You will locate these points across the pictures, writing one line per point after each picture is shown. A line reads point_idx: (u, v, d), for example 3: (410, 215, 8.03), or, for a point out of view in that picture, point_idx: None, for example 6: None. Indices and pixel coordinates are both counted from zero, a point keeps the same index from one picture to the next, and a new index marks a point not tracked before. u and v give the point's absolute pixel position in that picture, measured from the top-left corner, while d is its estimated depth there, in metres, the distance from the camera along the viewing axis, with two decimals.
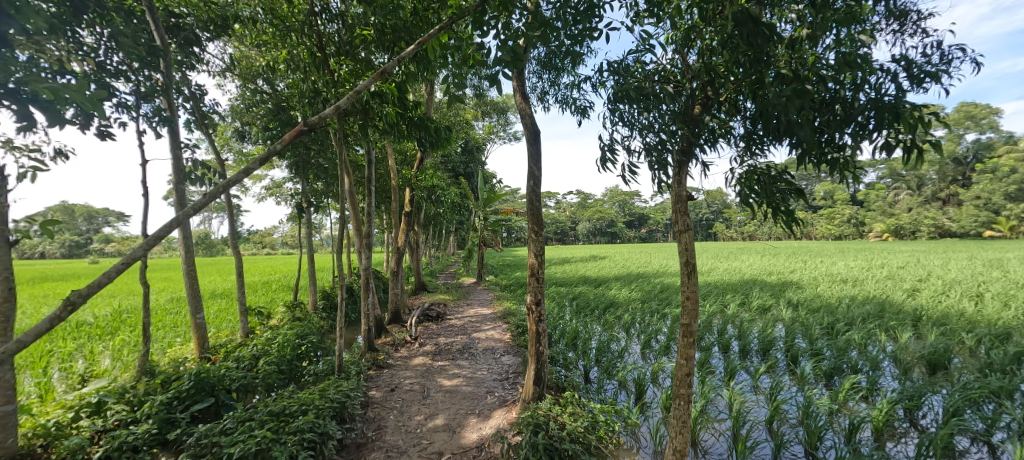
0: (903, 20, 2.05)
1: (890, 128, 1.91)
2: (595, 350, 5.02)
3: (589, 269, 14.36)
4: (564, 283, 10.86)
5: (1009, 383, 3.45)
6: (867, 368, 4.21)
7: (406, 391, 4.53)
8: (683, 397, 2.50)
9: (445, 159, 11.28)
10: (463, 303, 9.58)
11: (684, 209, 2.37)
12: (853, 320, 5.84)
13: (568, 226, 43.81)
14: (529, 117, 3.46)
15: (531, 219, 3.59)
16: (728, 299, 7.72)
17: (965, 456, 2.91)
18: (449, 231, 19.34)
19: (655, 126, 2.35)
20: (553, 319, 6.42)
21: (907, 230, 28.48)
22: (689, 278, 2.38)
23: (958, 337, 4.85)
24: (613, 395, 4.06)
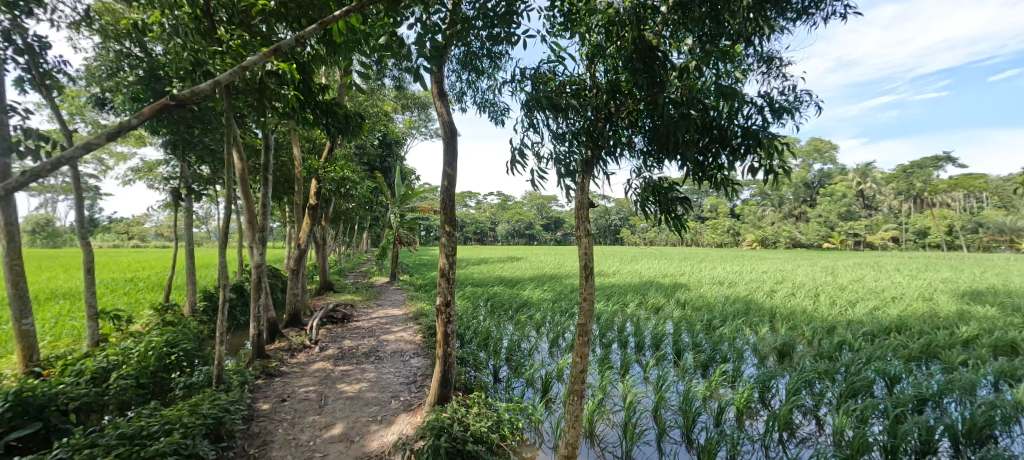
0: (770, 64, 2.41)
1: (756, 154, 2.22)
2: (506, 349, 5.10)
3: (505, 270, 14.61)
4: (480, 283, 10.91)
5: (832, 367, 4.25)
6: (734, 358, 4.88)
7: (299, 401, 4.15)
8: (577, 393, 2.64)
9: (359, 150, 10.64)
10: (373, 304, 9.10)
11: (586, 216, 2.51)
12: (727, 316, 6.74)
13: (486, 227, 44.05)
14: (445, 116, 3.39)
15: (443, 218, 3.50)
16: (629, 299, 8.39)
17: (800, 429, 3.51)
18: (361, 227, 18.28)
19: (563, 134, 2.43)
20: (466, 319, 6.39)
21: (770, 241, 33.70)
22: (587, 280, 2.52)
23: (801, 330, 5.85)
24: (520, 393, 4.16)
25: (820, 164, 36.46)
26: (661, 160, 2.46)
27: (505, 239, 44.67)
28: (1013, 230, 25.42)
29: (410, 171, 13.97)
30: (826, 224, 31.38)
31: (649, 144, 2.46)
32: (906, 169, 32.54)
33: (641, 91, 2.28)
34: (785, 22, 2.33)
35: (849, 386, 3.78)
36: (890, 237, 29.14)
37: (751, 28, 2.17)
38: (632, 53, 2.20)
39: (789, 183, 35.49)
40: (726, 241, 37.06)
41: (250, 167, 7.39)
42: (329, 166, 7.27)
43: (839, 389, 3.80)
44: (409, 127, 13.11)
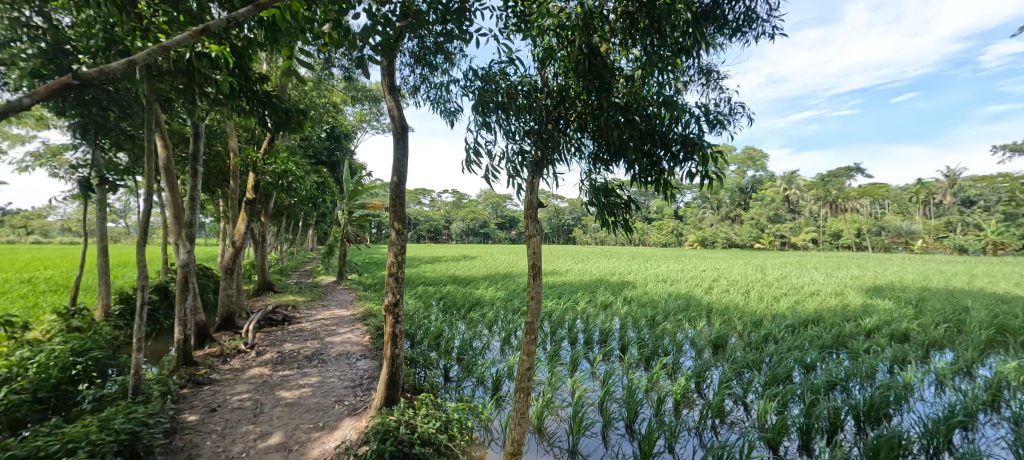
0: (708, 77, 2.57)
1: (694, 160, 2.36)
2: (457, 349, 5.06)
3: (459, 269, 14.49)
4: (433, 282, 10.74)
5: (758, 357, 4.63)
6: (674, 351, 5.17)
7: (231, 410, 3.85)
8: (524, 390, 2.67)
9: (304, 142, 10.09)
10: (318, 304, 8.66)
11: (535, 215, 2.54)
12: (669, 312, 7.12)
13: (440, 225, 43.41)
14: (396, 111, 3.29)
15: (392, 215, 3.39)
16: (579, 297, 8.62)
17: (731, 415, 3.78)
18: (307, 224, 17.36)
19: (514, 135, 2.41)
20: (417, 319, 6.25)
21: (709, 241, 36.04)
22: (535, 279, 2.56)
23: (734, 324, 6.31)
24: (470, 392, 4.14)
25: (753, 170, 39.52)
26: (608, 163, 2.54)
27: (459, 237, 44.31)
28: (908, 233, 28.99)
29: (360, 166, 13.46)
30: (757, 226, 34.06)
31: (597, 147, 2.53)
32: (824, 177, 36.09)
33: (589, 95, 2.35)
34: (722, 39, 2.49)
35: (773, 374, 4.12)
36: (810, 239, 32.17)
37: (690, 42, 2.29)
38: (580, 58, 2.24)
39: (726, 187, 38.14)
40: (670, 241, 39.15)
41: (177, 156, 6.77)
42: (269, 158, 6.82)
43: (765, 377, 4.13)
44: (360, 121, 12.63)
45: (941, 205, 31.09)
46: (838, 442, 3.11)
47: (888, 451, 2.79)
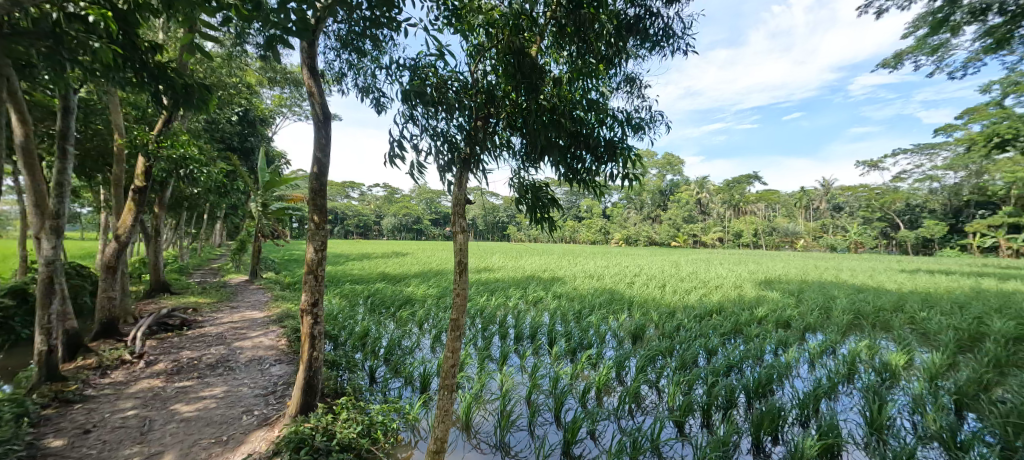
0: (632, 85, 2.73)
1: (616, 161, 2.51)
2: (384, 349, 4.87)
3: (389, 266, 13.97)
4: (360, 279, 10.22)
5: (670, 345, 5.04)
6: (597, 342, 5.44)
7: (111, 430, 3.35)
8: (448, 388, 2.66)
9: (210, 125, 9.04)
10: (225, 306, 7.82)
11: (462, 212, 2.52)
12: (595, 306, 7.50)
13: (370, 221, 41.50)
14: (317, 98, 3.05)
15: (311, 209, 3.14)
16: (511, 293, 8.74)
17: (645, 398, 4.08)
18: (215, 216, 15.62)
19: (442, 130, 2.30)
20: (341, 318, 5.93)
21: (632, 239, 38.51)
22: (461, 275, 2.54)
23: (652, 315, 6.81)
24: (397, 393, 4.01)
25: (670, 174, 42.96)
26: (536, 161, 2.57)
27: (389, 233, 42.73)
28: (794, 233, 33.45)
29: (278, 155, 12.40)
30: (673, 225, 37.11)
31: (525, 146, 2.55)
32: (729, 182, 40.31)
33: (518, 94, 2.35)
34: (644, 51, 2.66)
35: (682, 360, 4.52)
36: (717, 238, 35.76)
37: (613, 53, 2.43)
38: (510, 57, 2.22)
39: (648, 189, 41.06)
40: (598, 239, 41.20)
41: (41, 133, 5.70)
42: (164, 141, 6.02)
43: (675, 363, 4.51)
44: (278, 105, 11.62)
45: (818, 210, 36.29)
46: (733, 417, 3.50)
47: (770, 421, 3.19)
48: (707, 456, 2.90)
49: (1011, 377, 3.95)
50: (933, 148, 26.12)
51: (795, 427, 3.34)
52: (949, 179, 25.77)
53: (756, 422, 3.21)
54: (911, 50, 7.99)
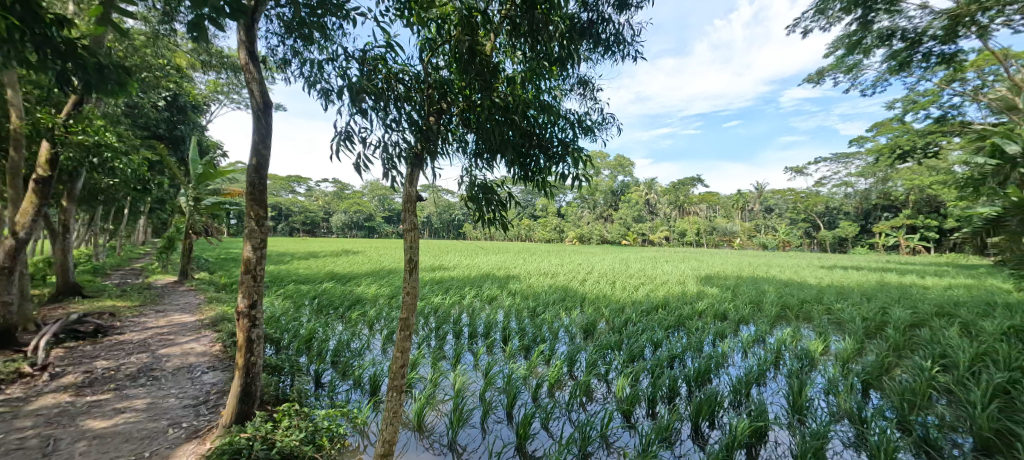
0: (585, 87, 2.80)
1: (567, 161, 2.56)
2: (332, 351, 4.66)
3: (338, 265, 13.39)
4: (306, 279, 9.71)
5: (618, 339, 5.24)
6: (550, 338, 5.54)
7: (5, 453, 2.95)
8: (397, 389, 2.61)
9: (133, 110, 8.19)
10: (150, 310, 7.13)
11: (413, 209, 2.46)
12: (549, 303, 7.63)
13: (318, 217, 39.55)
14: (255, 84, 2.83)
15: (249, 203, 2.91)
16: (466, 291, 8.69)
17: (596, 391, 4.20)
18: (141, 211, 14.22)
19: (392, 125, 2.18)
20: (284, 320, 5.60)
21: (585, 237, 39.61)
22: (411, 274, 2.49)
23: (603, 311, 7.05)
24: (345, 396, 3.84)
25: (621, 175, 44.63)
26: (489, 159, 2.54)
27: (339, 231, 41.00)
28: (731, 233, 35.95)
29: (213, 145, 11.48)
30: (624, 224, 38.60)
31: (478, 143, 2.51)
32: (675, 184, 42.53)
33: (472, 92, 2.31)
34: (596, 55, 2.74)
35: (630, 353, 4.71)
36: (664, 237, 37.63)
37: (565, 55, 2.47)
38: (462, 52, 2.15)
39: (600, 189, 42.39)
40: (553, 237, 41.96)
41: None
42: (75, 126, 5.38)
43: (624, 356, 4.69)
44: (214, 91, 10.76)
45: (753, 211, 39.23)
46: (675, 405, 3.69)
47: (708, 408, 3.40)
48: (651, 442, 3.04)
49: (907, 359, 4.48)
50: (848, 157, 29.08)
51: (730, 412, 3.59)
52: (862, 184, 28.81)
53: (695, 408, 3.41)
54: (831, 67, 8.84)
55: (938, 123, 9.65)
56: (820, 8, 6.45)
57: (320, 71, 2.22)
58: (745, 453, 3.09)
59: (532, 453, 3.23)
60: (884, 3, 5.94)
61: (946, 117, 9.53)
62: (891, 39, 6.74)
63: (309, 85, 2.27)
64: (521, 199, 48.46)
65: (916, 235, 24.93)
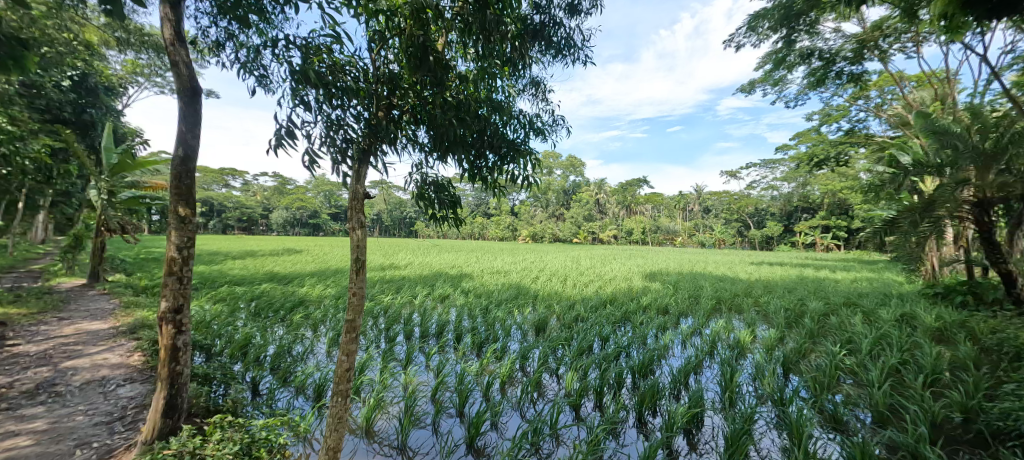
0: (536, 89, 2.85)
1: (518, 161, 2.60)
2: (270, 356, 4.37)
3: (279, 265, 12.59)
4: (242, 280, 9.04)
5: (568, 335, 5.38)
6: (502, 335, 5.56)
7: None
8: (342, 393, 2.52)
9: (30, 90, 7.19)
10: (51, 317, 6.29)
11: (360, 207, 2.38)
12: (501, 300, 7.67)
13: (256, 214, 36.93)
14: (181, 67, 2.58)
15: (174, 198, 2.66)
16: (417, 291, 8.51)
17: (547, 385, 4.28)
18: (42, 206, 12.53)
19: (338, 119, 2.05)
20: (217, 325, 5.18)
21: (538, 236, 40.19)
22: (358, 274, 2.41)
23: (553, 308, 7.20)
24: (286, 404, 3.62)
25: (573, 175, 45.77)
26: (440, 157, 2.51)
27: (281, 228, 38.63)
28: (673, 232, 38.08)
29: (131, 133, 10.36)
30: (575, 223, 39.62)
31: (429, 140, 2.46)
32: (622, 185, 44.29)
33: (423, 88, 2.25)
34: (547, 57, 2.79)
35: (579, 348, 4.85)
36: (612, 235, 39.10)
37: (516, 56, 2.48)
38: (414, 47, 2.09)
39: (552, 188, 43.19)
40: (506, 236, 42.17)
41: None
42: None
43: (573, 351, 4.81)
44: (133, 73, 9.70)
45: (692, 211, 41.79)
46: (621, 396, 3.85)
47: (650, 397, 3.59)
48: (599, 433, 3.15)
49: (820, 345, 5.00)
50: (775, 163, 31.80)
51: (670, 400, 3.80)
52: (785, 188, 31.61)
53: (640, 398, 3.58)
54: (760, 80, 9.62)
55: (847, 134, 10.81)
56: (752, 25, 6.98)
57: (257, 57, 2.06)
58: (683, 438, 3.29)
59: (483, 451, 3.23)
60: (805, 25, 6.53)
61: (854, 130, 10.71)
62: (811, 58, 7.45)
63: (244, 72, 2.10)
64: (475, 197, 48.26)
65: (830, 234, 27.77)
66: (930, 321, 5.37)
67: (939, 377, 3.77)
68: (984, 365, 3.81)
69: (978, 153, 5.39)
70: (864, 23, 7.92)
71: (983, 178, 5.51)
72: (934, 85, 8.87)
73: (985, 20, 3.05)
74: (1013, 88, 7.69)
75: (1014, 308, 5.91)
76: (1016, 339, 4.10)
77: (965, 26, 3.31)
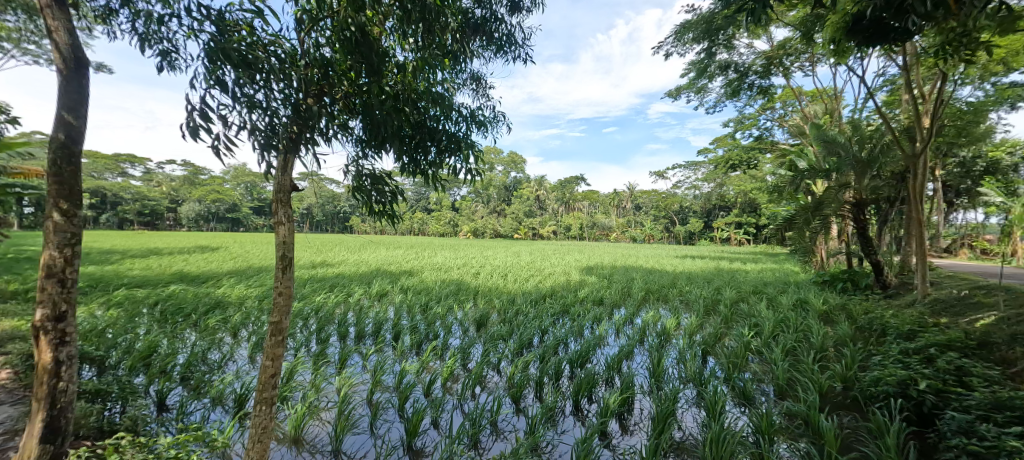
0: (478, 83, 2.81)
1: (459, 156, 2.55)
2: (180, 366, 3.91)
3: (190, 264, 11.30)
4: (144, 281, 8.00)
5: (508, 330, 5.41)
6: (442, 333, 5.46)
7: None
8: (266, 402, 2.34)
9: None
10: None
11: (287, 201, 2.19)
12: (441, 297, 7.54)
13: (162, 207, 32.93)
14: (58, 34, 2.19)
15: (52, 189, 2.26)
16: (352, 289, 8.09)
17: (488, 379, 4.28)
18: None
19: (261, 103, 1.82)
20: (112, 333, 4.52)
21: (479, 231, 40.11)
22: (284, 272, 2.23)
23: (493, 302, 7.22)
24: (200, 417, 3.27)
25: (513, 171, 46.24)
26: (377, 149, 2.38)
27: (194, 223, 34.88)
28: (608, 227, 39.98)
29: None
30: (515, 219, 40.11)
31: (365, 131, 2.31)
32: (561, 182, 45.58)
33: (358, 75, 2.10)
34: (489, 52, 2.77)
35: (520, 342, 4.89)
36: (551, 231, 40.21)
37: (457, 48, 2.42)
38: (347, 31, 1.93)
39: (494, 184, 43.26)
40: (446, 231, 41.60)
41: None
42: None
43: (514, 345, 4.85)
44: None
45: (625, 209, 44.19)
46: (559, 385, 3.96)
47: (586, 386, 3.73)
48: (538, 423, 3.20)
49: (734, 329, 5.52)
50: (697, 164, 34.49)
51: (605, 387, 3.98)
52: (706, 188, 34.47)
53: (576, 387, 3.71)
54: (685, 87, 10.34)
55: (757, 141, 11.99)
56: (678, 34, 7.47)
57: (161, 28, 1.79)
58: (616, 421, 3.45)
59: (422, 451, 3.14)
60: (723, 39, 7.18)
61: (762, 137, 11.90)
62: (728, 70, 8.20)
63: (145, 46, 1.84)
64: (414, 191, 47.00)
65: (742, 230, 30.84)
66: (820, 306, 6.14)
67: (825, 352, 4.34)
68: (858, 341, 4.45)
69: (856, 161, 6.30)
70: (773, 41, 8.80)
71: (861, 181, 6.36)
72: (825, 101, 10.12)
73: (865, 46, 3.45)
74: (883, 106, 9.00)
75: (881, 292, 6.97)
76: (882, 318, 4.83)
77: (850, 51, 3.78)
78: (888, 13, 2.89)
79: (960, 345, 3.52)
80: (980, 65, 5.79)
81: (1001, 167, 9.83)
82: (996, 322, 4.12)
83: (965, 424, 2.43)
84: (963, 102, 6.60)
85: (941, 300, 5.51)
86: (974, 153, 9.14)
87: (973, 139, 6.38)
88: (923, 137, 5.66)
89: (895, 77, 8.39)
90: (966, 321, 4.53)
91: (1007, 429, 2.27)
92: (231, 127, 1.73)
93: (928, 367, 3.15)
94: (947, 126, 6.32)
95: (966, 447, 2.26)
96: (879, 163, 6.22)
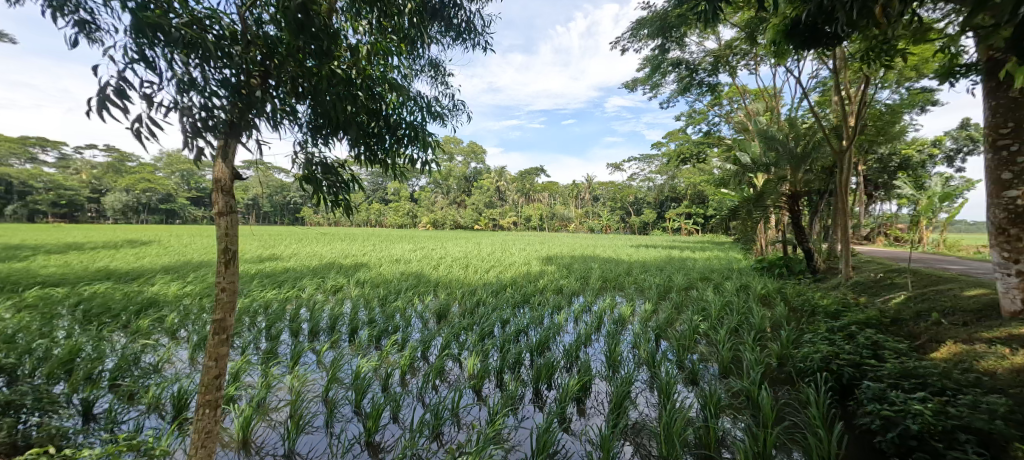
0: (436, 71, 2.75)
1: (417, 144, 2.52)
2: (108, 371, 3.56)
3: (118, 260, 10.32)
4: (66, 280, 7.24)
5: (469, 321, 5.38)
6: (401, 327, 5.32)
7: None
8: (210, 404, 2.19)
9: None
10: None
11: (228, 190, 2.02)
12: (399, 289, 7.37)
13: (83, 198, 29.64)
14: None
15: None
16: (304, 283, 7.73)
17: (449, 372, 4.23)
18: None
19: (195, 84, 1.65)
20: (25, 337, 4.05)
21: (439, 223, 39.51)
22: (226, 267, 2.08)
23: (453, 293, 7.14)
24: (134, 425, 3.01)
25: (473, 162, 45.88)
26: (329, 137, 2.27)
27: (121, 214, 31.87)
28: (567, 218, 40.79)
29: None
30: (476, 210, 39.91)
31: (316, 117, 2.18)
32: (521, 174, 45.79)
33: (307, 58, 1.96)
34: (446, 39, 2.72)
35: (480, 333, 4.89)
36: (512, 222, 40.41)
37: (414, 34, 2.34)
38: (289, 7, 1.75)
39: (454, 175, 42.67)
40: (405, 223, 40.75)
41: None
42: None
43: (475, 336, 4.83)
44: None
45: (583, 200, 45.13)
46: (519, 373, 3.99)
47: (546, 372, 3.80)
48: (499, 411, 3.23)
49: (684, 313, 5.81)
50: (650, 158, 35.88)
51: (563, 373, 4.06)
52: (660, 180, 35.78)
53: (536, 374, 3.79)
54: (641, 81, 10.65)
55: (705, 136, 12.60)
56: (635, 30, 7.66)
57: None
58: (575, 406, 3.53)
59: (381, 446, 3.07)
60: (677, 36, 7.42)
61: (710, 132, 12.53)
62: (680, 67, 8.52)
63: (55, 14, 1.62)
64: (370, 181, 45.49)
65: (691, 220, 32.38)
66: (760, 290, 6.60)
67: (763, 334, 4.67)
68: (792, 321, 4.84)
69: (791, 157, 6.77)
70: (720, 41, 9.23)
71: (796, 175, 6.84)
72: (766, 99, 10.77)
73: (801, 50, 3.65)
74: (816, 106, 9.74)
75: (812, 277, 7.60)
76: (812, 300, 5.27)
77: (787, 53, 4.00)
78: (820, 18, 3.07)
79: (875, 322, 3.92)
80: (896, 72, 6.39)
81: (912, 163, 10.96)
82: (904, 301, 4.62)
83: (877, 392, 2.68)
84: (883, 104, 7.25)
85: (860, 283, 6.12)
86: (890, 151, 10.12)
87: (891, 137, 7.04)
88: (848, 135, 6.16)
89: (826, 80, 9.10)
90: (881, 300, 5.04)
91: (914, 394, 2.54)
92: (157, 107, 1.57)
93: (849, 343, 3.47)
94: (868, 126, 6.95)
95: (879, 412, 2.48)
96: (811, 159, 6.71)
